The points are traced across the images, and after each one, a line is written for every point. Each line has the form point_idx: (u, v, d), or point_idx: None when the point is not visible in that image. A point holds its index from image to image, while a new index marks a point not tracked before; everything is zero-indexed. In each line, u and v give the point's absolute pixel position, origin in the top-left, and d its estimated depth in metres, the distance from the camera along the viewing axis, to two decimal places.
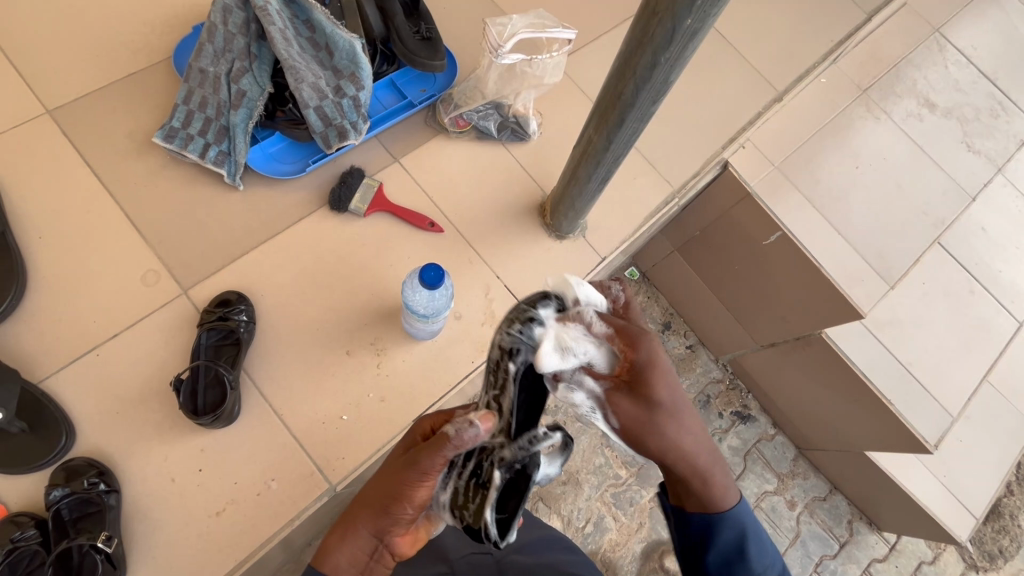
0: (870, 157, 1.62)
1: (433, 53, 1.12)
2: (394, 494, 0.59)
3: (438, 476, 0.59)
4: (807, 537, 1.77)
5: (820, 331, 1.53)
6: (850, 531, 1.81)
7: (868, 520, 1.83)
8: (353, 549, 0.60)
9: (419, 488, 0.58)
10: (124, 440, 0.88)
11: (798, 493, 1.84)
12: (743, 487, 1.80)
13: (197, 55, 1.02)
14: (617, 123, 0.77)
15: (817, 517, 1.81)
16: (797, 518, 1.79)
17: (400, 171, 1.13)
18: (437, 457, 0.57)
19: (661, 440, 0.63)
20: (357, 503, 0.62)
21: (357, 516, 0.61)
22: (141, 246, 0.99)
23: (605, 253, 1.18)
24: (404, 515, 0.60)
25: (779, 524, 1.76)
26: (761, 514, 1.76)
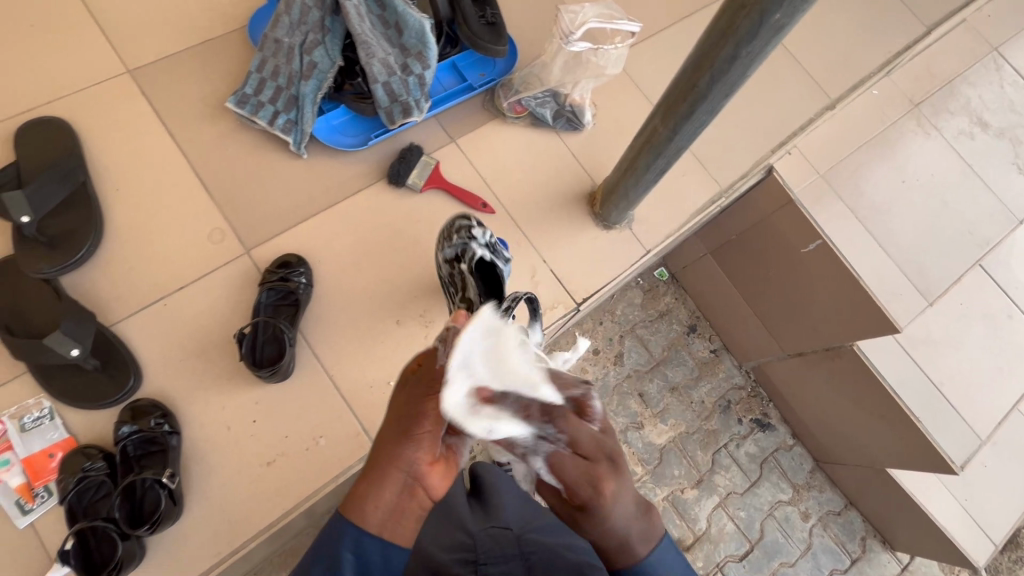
0: (918, 172, 1.61)
1: (497, 38, 1.15)
2: (410, 421, 0.55)
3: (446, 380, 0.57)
4: (818, 550, 1.78)
5: (852, 343, 1.54)
6: (862, 547, 1.83)
7: (881, 539, 1.84)
8: (387, 486, 0.54)
9: (436, 404, 0.55)
10: (186, 386, 0.93)
11: (813, 505, 1.84)
12: (758, 495, 1.80)
13: (273, 25, 1.05)
14: (686, 114, 0.79)
15: (830, 531, 1.82)
16: (810, 530, 1.80)
17: (456, 152, 1.16)
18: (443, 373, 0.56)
19: (592, 527, 0.58)
20: (380, 442, 0.56)
21: (380, 457, 0.56)
22: (209, 204, 1.04)
23: (649, 245, 1.19)
24: (424, 431, 0.55)
25: (791, 534, 1.77)
26: (774, 523, 1.77)
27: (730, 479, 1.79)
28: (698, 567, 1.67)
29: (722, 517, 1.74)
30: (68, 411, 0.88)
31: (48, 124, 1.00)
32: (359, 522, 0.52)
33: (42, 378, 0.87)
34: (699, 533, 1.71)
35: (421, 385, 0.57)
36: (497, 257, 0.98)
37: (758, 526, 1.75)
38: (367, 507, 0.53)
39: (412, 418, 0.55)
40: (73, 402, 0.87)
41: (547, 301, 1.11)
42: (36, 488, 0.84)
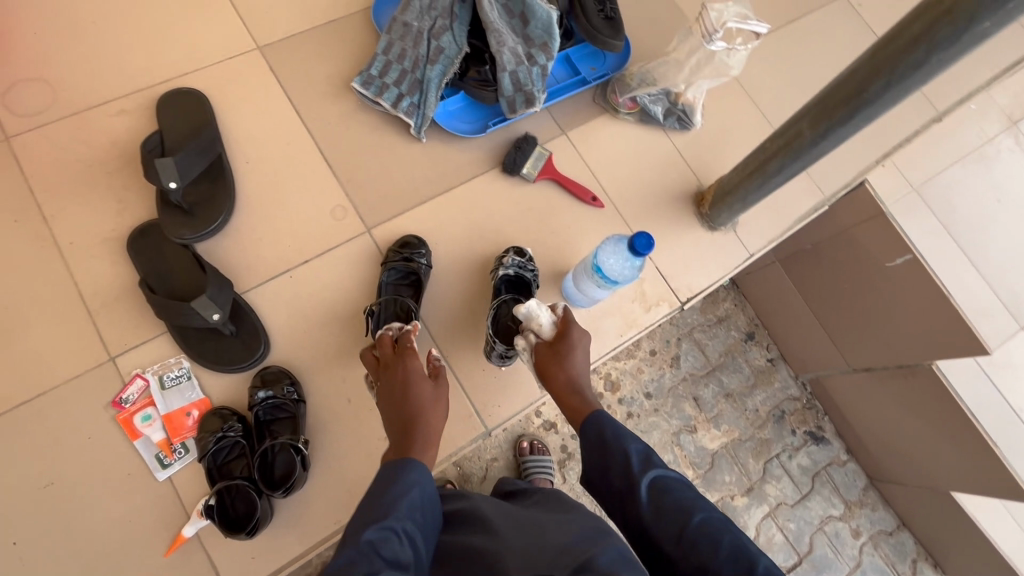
0: (1016, 193, 1.57)
1: (615, 32, 1.15)
2: (440, 408, 0.81)
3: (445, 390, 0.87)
4: (868, 568, 1.76)
5: (929, 362, 1.52)
6: (912, 569, 1.80)
7: (932, 562, 1.82)
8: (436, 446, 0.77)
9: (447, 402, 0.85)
10: (310, 358, 0.96)
11: (865, 523, 1.82)
12: (808, 508, 1.78)
13: (404, 9, 1.07)
14: (843, 119, 0.78)
15: (880, 550, 1.80)
16: (860, 548, 1.78)
17: (567, 144, 1.16)
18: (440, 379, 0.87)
19: (558, 371, 0.84)
20: (426, 413, 0.78)
21: (424, 425, 0.77)
22: (332, 182, 1.06)
23: (751, 249, 1.18)
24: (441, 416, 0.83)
25: (840, 550, 1.76)
26: (823, 538, 1.75)
27: (781, 489, 1.77)
28: None
29: (771, 527, 1.73)
30: (203, 372, 0.92)
31: (187, 95, 1.04)
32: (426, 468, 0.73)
33: (182, 339, 0.90)
34: (747, 542, 1.70)
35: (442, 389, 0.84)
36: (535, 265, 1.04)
37: (807, 539, 1.74)
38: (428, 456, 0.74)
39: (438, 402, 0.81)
40: (209, 365, 0.90)
41: (651, 298, 1.11)
42: (175, 444, 0.87)
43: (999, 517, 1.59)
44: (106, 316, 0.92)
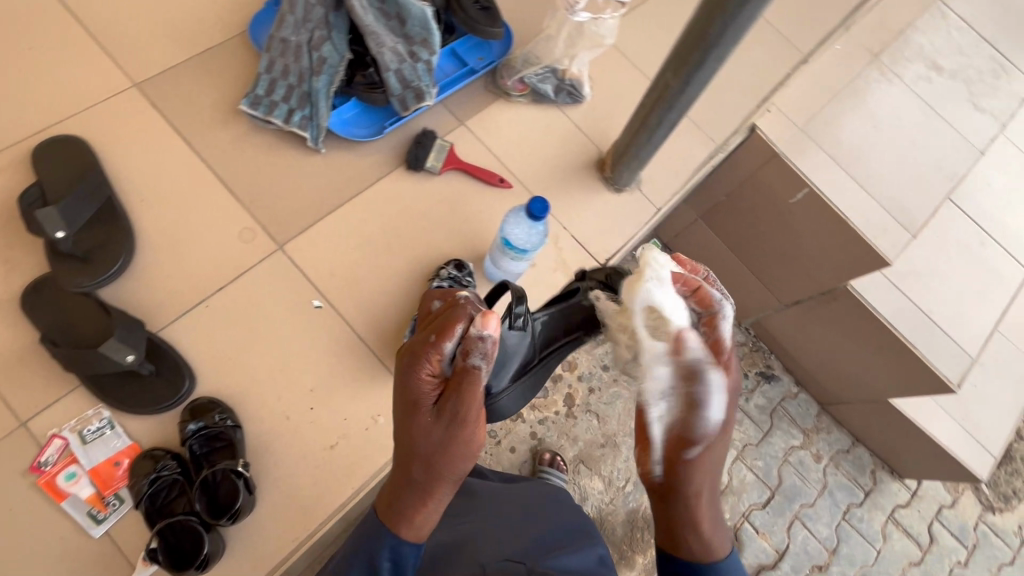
0: (887, 119, 1.73)
1: (493, 21, 1.20)
2: (440, 459, 0.65)
3: (470, 414, 0.65)
4: (834, 488, 1.92)
5: (845, 283, 1.67)
6: (872, 479, 1.99)
7: (888, 470, 2.01)
8: (439, 499, 0.67)
9: (465, 441, 0.66)
10: (239, 384, 0.94)
11: (823, 446, 1.99)
12: (772, 444, 1.93)
13: (278, 26, 1.08)
14: (697, 64, 0.85)
15: (842, 469, 1.97)
16: (824, 470, 1.95)
17: (467, 133, 1.20)
18: (476, 391, 0.65)
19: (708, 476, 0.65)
20: (416, 462, 0.67)
21: (415, 478, 0.67)
22: (235, 206, 1.05)
23: (659, 204, 1.25)
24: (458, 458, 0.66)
25: (807, 476, 1.91)
26: (790, 468, 1.90)
27: (745, 432, 1.90)
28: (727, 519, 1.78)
29: (741, 469, 1.85)
30: (128, 419, 0.89)
31: (65, 142, 1.00)
32: (410, 542, 0.69)
33: (98, 389, 0.87)
34: (722, 486, 1.82)
35: (453, 428, 0.65)
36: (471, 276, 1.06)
37: (776, 473, 1.88)
38: (406, 525, 0.68)
39: (441, 450, 0.65)
40: (132, 409, 0.88)
41: (573, 266, 1.15)
42: (108, 497, 0.84)
43: (937, 415, 1.75)
44: (10, 381, 0.87)
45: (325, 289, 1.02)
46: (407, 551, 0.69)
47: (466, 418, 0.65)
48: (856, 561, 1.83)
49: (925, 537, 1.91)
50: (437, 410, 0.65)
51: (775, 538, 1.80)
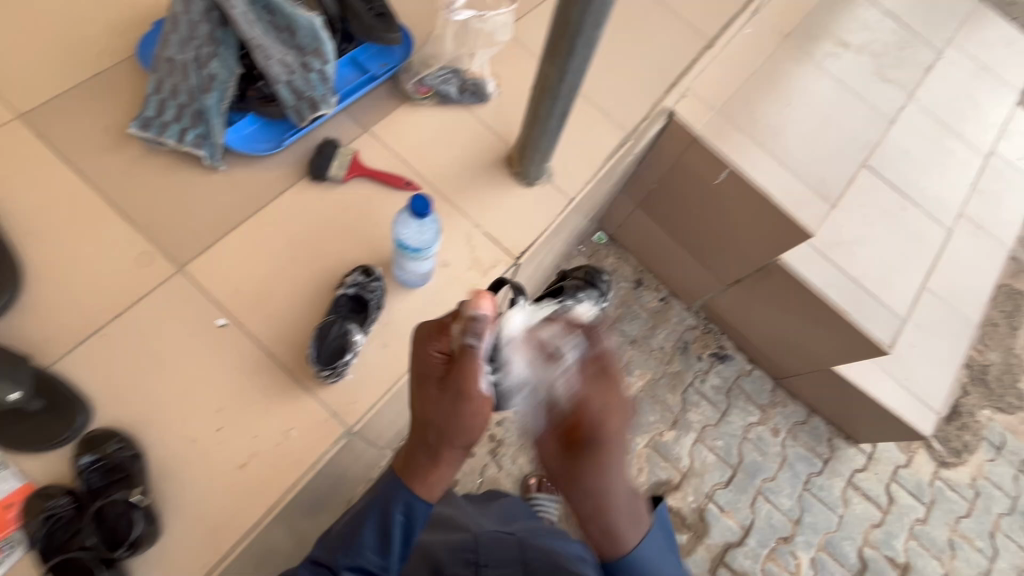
0: (801, 95, 1.78)
1: (389, 26, 1.20)
2: (446, 427, 0.78)
3: (468, 393, 0.76)
4: (793, 459, 1.93)
5: (778, 259, 1.68)
6: (830, 447, 1.98)
7: (844, 436, 2.01)
8: (445, 462, 0.82)
9: (468, 415, 0.77)
10: (141, 412, 0.92)
11: (780, 420, 2.00)
12: (730, 422, 1.95)
13: (163, 46, 1.06)
14: (567, 52, 0.86)
15: (800, 440, 1.98)
16: (782, 443, 1.96)
17: (372, 139, 1.19)
18: (473, 370, 0.76)
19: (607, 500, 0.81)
20: (427, 427, 0.81)
21: (429, 442, 0.81)
22: (131, 231, 1.03)
23: (571, 194, 1.26)
24: (462, 429, 0.79)
25: (766, 451, 1.92)
26: (750, 445, 1.92)
27: (702, 414, 1.93)
28: (690, 501, 1.80)
29: (702, 451, 1.87)
30: (21, 458, 0.86)
31: None
32: (423, 499, 0.85)
33: None
34: (684, 469, 1.84)
35: (454, 405, 0.77)
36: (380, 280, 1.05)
37: (736, 451, 1.90)
38: (419, 484, 0.84)
39: (446, 421, 0.78)
40: (25, 447, 0.85)
41: (487, 262, 1.15)
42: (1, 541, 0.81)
43: (884, 378, 1.75)
44: None
45: (229, 307, 1.01)
46: (418, 506, 0.85)
47: (466, 393, 0.76)
48: (819, 529, 1.83)
49: (885, 498, 1.91)
50: (443, 381, 0.79)
51: (740, 515, 1.81)
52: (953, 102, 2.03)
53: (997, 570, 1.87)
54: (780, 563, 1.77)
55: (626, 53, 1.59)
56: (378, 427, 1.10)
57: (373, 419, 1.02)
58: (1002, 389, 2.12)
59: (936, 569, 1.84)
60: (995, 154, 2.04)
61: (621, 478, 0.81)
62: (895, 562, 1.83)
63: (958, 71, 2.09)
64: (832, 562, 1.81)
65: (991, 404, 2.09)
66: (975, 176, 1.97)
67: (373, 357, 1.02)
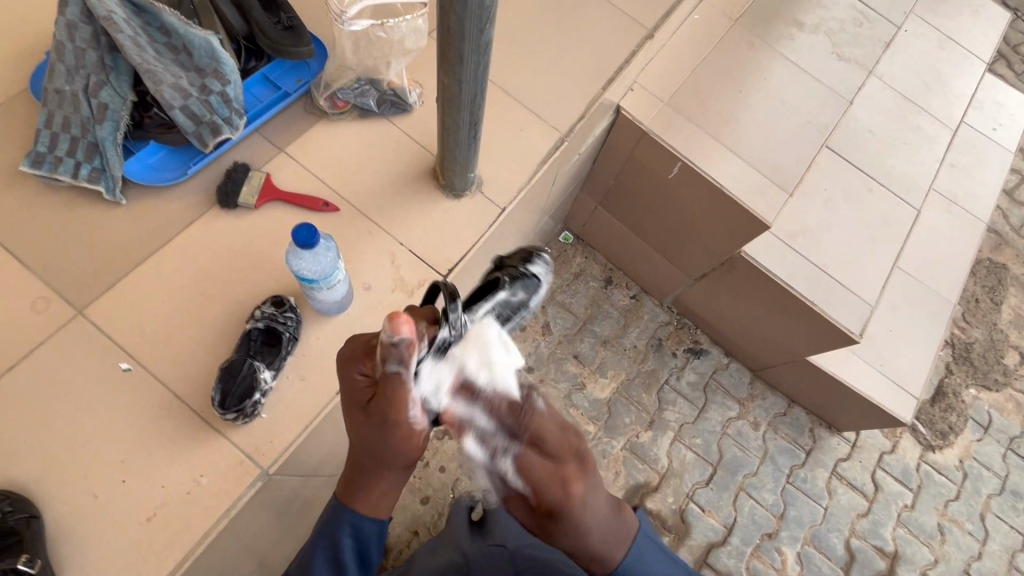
0: (754, 80, 1.71)
1: (298, 40, 1.14)
2: (384, 451, 0.73)
3: (398, 415, 0.70)
4: (775, 452, 1.87)
5: (740, 251, 1.60)
6: (812, 438, 1.91)
7: (827, 425, 1.93)
8: (388, 482, 0.77)
9: (400, 434, 0.72)
10: (38, 468, 0.87)
11: (761, 413, 1.92)
12: (708, 419, 1.88)
13: (50, 76, 1.00)
14: (458, 59, 0.81)
15: (781, 432, 1.91)
16: (763, 437, 1.89)
17: (288, 160, 1.14)
18: (404, 393, 0.70)
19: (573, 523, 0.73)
20: (360, 455, 0.75)
21: (363, 467, 0.76)
22: (27, 275, 0.98)
23: (503, 203, 1.21)
24: (398, 450, 0.73)
25: (746, 446, 1.86)
26: (729, 440, 1.85)
27: (678, 412, 1.86)
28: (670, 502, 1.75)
29: (680, 450, 1.81)
30: None
31: None
32: (371, 520, 0.79)
33: None
34: (663, 470, 1.78)
35: (384, 431, 0.71)
36: (295, 309, 1.00)
37: (716, 448, 1.84)
38: (361, 506, 0.78)
39: (381, 442, 0.72)
40: None
41: (413, 282, 1.09)
42: None
43: (858, 367, 1.67)
44: None
45: (134, 350, 0.95)
46: (367, 528, 0.80)
47: (393, 417, 0.71)
48: (805, 523, 1.78)
49: (870, 486, 1.84)
50: (369, 409, 0.72)
51: (722, 514, 1.75)
52: (918, 76, 1.96)
53: (988, 553, 1.81)
54: (765, 561, 1.72)
55: (563, 48, 1.53)
56: (309, 460, 1.06)
57: (294, 456, 0.96)
58: (986, 365, 2.05)
59: (926, 555, 1.78)
60: (965, 125, 1.96)
61: (600, 514, 0.74)
62: (883, 551, 1.77)
63: (922, 44, 2.01)
64: (819, 556, 1.75)
65: (975, 382, 2.03)
66: (944, 149, 1.88)
67: (290, 392, 0.97)
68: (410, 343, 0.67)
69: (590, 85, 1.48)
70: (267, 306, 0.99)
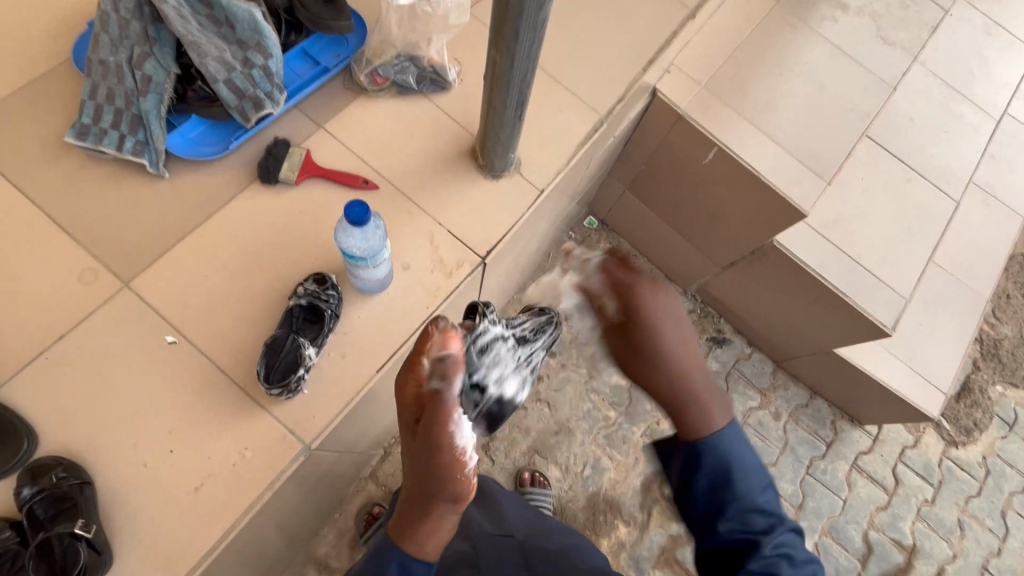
0: (794, 63, 1.66)
1: (339, 13, 1.12)
2: (431, 474, 0.69)
3: (439, 436, 0.68)
4: (795, 443, 1.86)
5: (773, 240, 1.56)
6: (834, 430, 1.89)
7: (849, 418, 1.91)
8: (436, 521, 0.71)
9: (446, 452, 0.68)
10: (89, 436, 0.89)
11: (782, 404, 1.91)
12: None
13: (94, 47, 0.99)
14: (513, 35, 0.79)
15: (802, 423, 1.89)
16: (784, 428, 1.88)
17: (326, 137, 1.13)
18: (447, 408, 0.68)
19: (654, 372, 0.81)
20: (411, 480, 0.72)
21: (416, 500, 0.71)
22: (74, 247, 0.99)
23: (540, 185, 1.19)
24: (443, 474, 0.69)
25: (767, 436, 1.85)
26: (750, 430, 1.85)
27: None
28: None
29: None
30: None
31: None
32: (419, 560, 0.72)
33: None
34: None
35: (429, 451, 0.69)
36: (337, 287, 1.00)
37: None
38: (410, 544, 0.71)
39: (431, 468, 0.69)
40: None
41: (451, 263, 1.09)
42: None
43: (886, 361, 1.65)
44: None
45: (177, 324, 0.96)
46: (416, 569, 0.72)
47: (442, 438, 0.68)
48: (823, 514, 1.77)
49: (891, 480, 1.83)
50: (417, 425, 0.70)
51: None
52: (963, 63, 1.89)
53: (1007, 550, 1.80)
54: None
55: (599, 28, 1.49)
56: (345, 436, 1.07)
57: (334, 432, 0.97)
58: (1015, 363, 2.02)
59: (944, 550, 1.77)
60: (1010, 115, 1.89)
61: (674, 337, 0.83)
62: (901, 544, 1.77)
63: (969, 29, 1.94)
64: (836, 547, 1.75)
65: (1003, 379, 1.99)
66: (987, 140, 1.82)
67: (330, 369, 0.97)
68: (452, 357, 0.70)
69: (628, 66, 1.45)
70: (309, 283, 0.99)
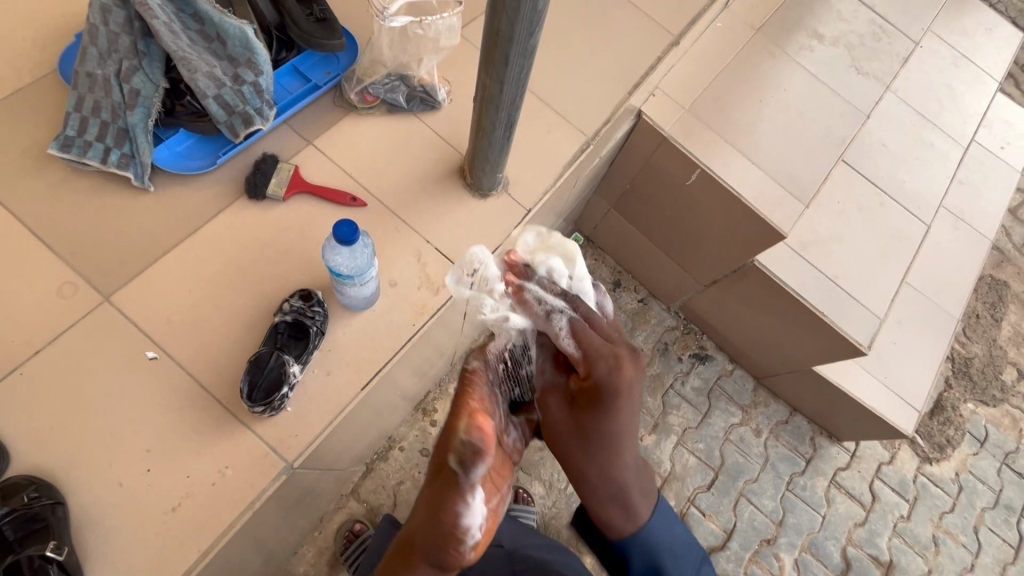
0: (774, 90, 1.72)
1: (330, 33, 1.13)
2: (435, 542, 0.65)
3: (459, 504, 0.63)
4: (775, 460, 1.88)
5: (752, 259, 1.60)
6: (813, 446, 1.93)
7: (828, 435, 1.95)
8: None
9: (445, 521, 0.64)
10: (62, 455, 0.86)
11: (763, 420, 1.94)
12: (711, 424, 1.89)
13: (82, 59, 1.00)
14: (503, 61, 0.82)
15: (782, 440, 1.92)
16: (764, 444, 1.90)
17: (316, 154, 1.13)
18: (459, 493, 0.63)
19: (588, 457, 0.77)
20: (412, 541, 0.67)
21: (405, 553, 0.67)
22: (53, 260, 0.97)
23: (528, 205, 1.21)
24: (448, 546, 0.64)
25: (748, 452, 1.87)
26: (731, 446, 1.87)
27: (682, 416, 1.88)
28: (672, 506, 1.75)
29: (683, 454, 1.83)
30: None
31: None
32: None
33: None
34: (665, 474, 1.79)
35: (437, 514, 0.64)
36: (323, 305, 1.00)
37: (718, 453, 1.85)
38: None
39: (430, 548, 0.65)
40: None
41: (439, 280, 1.09)
42: None
43: (862, 379, 1.69)
44: None
45: (160, 339, 0.95)
46: None
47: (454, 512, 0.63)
48: (803, 530, 1.80)
49: (868, 496, 1.87)
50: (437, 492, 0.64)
51: (722, 519, 1.77)
52: (932, 93, 1.97)
53: (980, 565, 1.84)
54: (763, 566, 1.74)
55: (586, 51, 1.54)
56: (328, 454, 1.06)
57: (317, 451, 0.96)
58: (985, 381, 2.08)
59: (920, 565, 1.81)
60: (976, 143, 1.98)
61: (629, 416, 0.77)
62: (879, 560, 1.79)
63: (938, 60, 2.03)
64: (815, 563, 1.77)
65: (974, 398, 2.05)
66: (956, 166, 1.90)
67: (311, 387, 0.97)
68: (480, 448, 0.63)
69: (614, 89, 1.49)
70: (295, 301, 0.99)
